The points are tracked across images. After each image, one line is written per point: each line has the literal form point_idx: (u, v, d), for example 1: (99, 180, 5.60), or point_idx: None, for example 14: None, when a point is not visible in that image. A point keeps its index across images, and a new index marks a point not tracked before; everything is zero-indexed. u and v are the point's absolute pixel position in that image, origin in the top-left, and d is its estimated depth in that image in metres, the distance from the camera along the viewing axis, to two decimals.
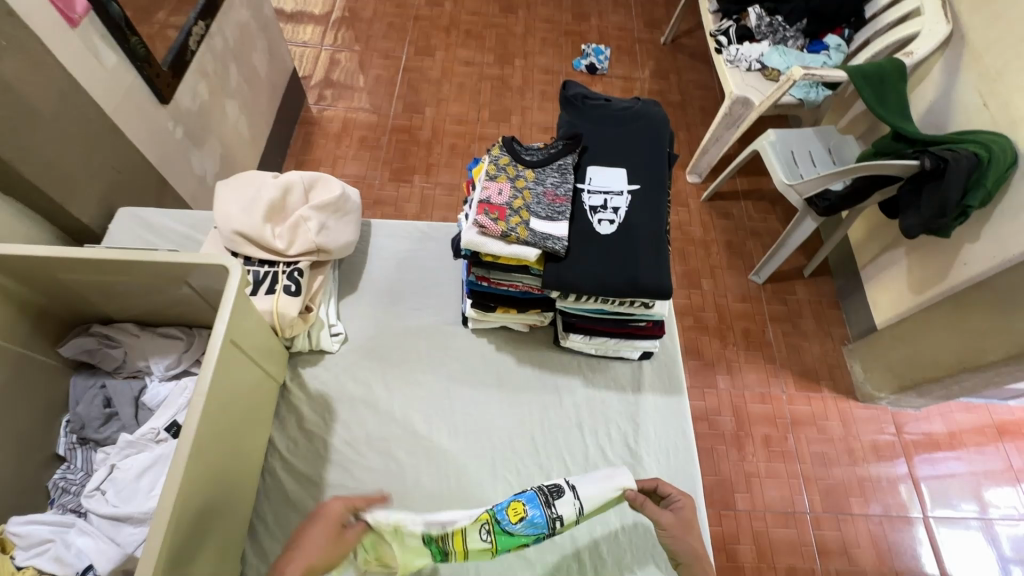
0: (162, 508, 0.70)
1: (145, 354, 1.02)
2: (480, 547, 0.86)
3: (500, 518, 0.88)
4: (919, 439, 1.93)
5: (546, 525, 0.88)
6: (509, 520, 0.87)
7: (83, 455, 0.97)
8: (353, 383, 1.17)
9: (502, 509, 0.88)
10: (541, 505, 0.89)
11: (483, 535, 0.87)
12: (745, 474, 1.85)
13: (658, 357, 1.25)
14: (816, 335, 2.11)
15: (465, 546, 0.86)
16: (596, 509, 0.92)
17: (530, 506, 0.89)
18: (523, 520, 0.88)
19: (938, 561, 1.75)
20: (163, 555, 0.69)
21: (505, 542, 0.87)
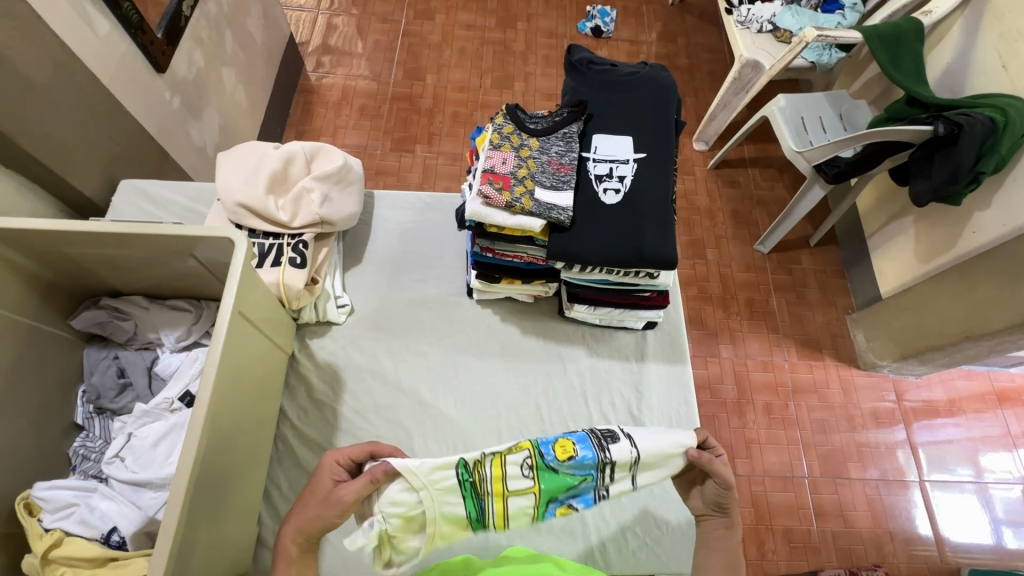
0: (181, 469, 0.73)
1: (156, 326, 1.03)
2: (522, 486, 0.82)
3: (545, 451, 0.84)
4: (919, 406, 1.96)
5: (596, 467, 0.84)
6: (554, 456, 0.84)
7: (100, 424, 0.99)
8: (360, 353, 1.18)
9: (548, 445, 0.85)
10: (592, 447, 0.85)
11: (524, 470, 0.83)
12: (746, 440, 1.89)
13: (661, 327, 1.26)
14: (821, 304, 2.12)
15: (504, 485, 0.82)
16: (651, 464, 0.86)
17: (580, 446, 0.85)
18: (571, 459, 0.84)
19: (932, 523, 1.81)
20: (184, 516, 0.72)
21: (547, 487, 0.83)
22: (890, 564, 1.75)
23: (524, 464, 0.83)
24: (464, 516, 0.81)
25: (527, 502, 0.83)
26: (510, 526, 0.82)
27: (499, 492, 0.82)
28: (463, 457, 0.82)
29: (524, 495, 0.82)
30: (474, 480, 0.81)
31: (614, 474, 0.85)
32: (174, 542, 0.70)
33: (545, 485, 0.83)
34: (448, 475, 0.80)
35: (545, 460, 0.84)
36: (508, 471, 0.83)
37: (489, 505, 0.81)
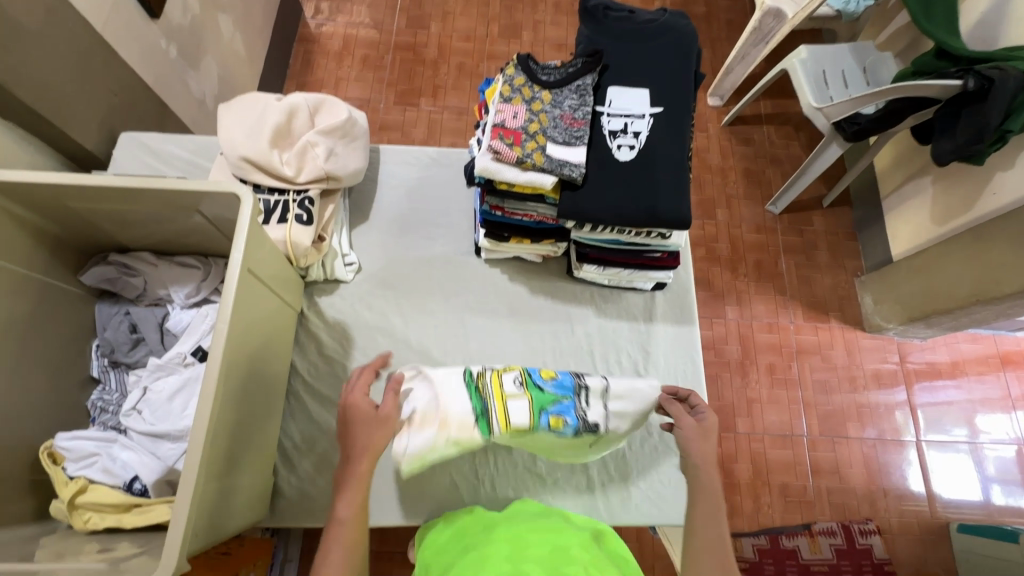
0: (198, 423, 0.74)
1: (165, 282, 1.03)
2: (515, 392, 0.95)
3: (532, 372, 0.99)
4: (921, 368, 1.97)
5: (576, 386, 0.98)
6: (540, 375, 0.99)
7: (116, 377, 1.01)
8: (369, 311, 1.19)
9: (535, 369, 1.00)
10: (571, 373, 1.01)
11: (516, 383, 0.97)
12: (748, 399, 1.92)
13: (671, 288, 1.25)
14: (830, 267, 2.09)
15: (501, 389, 0.95)
16: (625, 385, 0.99)
17: (561, 371, 1.01)
18: (554, 379, 0.99)
19: (925, 480, 1.85)
20: (202, 468, 0.74)
21: (537, 397, 0.95)
22: (882, 517, 1.81)
23: (515, 380, 0.98)
24: (468, 413, 0.93)
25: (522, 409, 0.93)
26: (511, 427, 0.92)
27: (498, 397, 0.94)
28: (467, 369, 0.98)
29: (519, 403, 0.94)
30: (476, 385, 0.96)
31: (591, 397, 0.98)
32: (195, 492, 0.72)
33: (534, 394, 0.95)
34: (454, 378, 0.96)
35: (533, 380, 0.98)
36: (503, 383, 0.96)
37: (490, 407, 0.93)
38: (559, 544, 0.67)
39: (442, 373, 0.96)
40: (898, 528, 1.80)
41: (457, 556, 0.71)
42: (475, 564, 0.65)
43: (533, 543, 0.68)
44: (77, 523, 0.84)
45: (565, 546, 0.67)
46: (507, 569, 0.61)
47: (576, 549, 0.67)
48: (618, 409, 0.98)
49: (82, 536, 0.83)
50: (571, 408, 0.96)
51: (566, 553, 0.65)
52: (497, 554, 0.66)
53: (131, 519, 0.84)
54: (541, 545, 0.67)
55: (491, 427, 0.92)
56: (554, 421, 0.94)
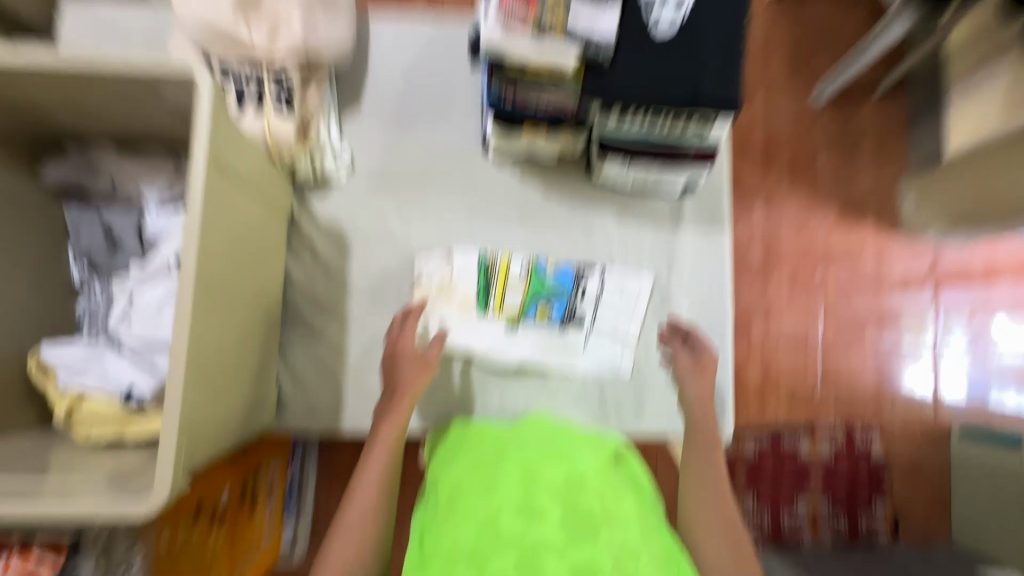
0: (175, 350, 0.66)
1: (134, 181, 0.93)
2: (518, 278, 1.07)
3: (539, 261, 1.08)
4: (951, 273, 1.87)
5: (572, 282, 1.08)
6: (545, 265, 1.08)
7: (99, 286, 0.94)
8: (366, 214, 1.08)
9: (544, 258, 1.08)
10: (574, 268, 1.09)
11: (521, 269, 1.07)
12: (765, 305, 1.85)
13: (703, 190, 1.12)
14: (873, 164, 1.89)
15: (506, 273, 1.07)
16: (618, 290, 1.09)
17: (565, 264, 1.09)
18: (555, 272, 1.08)
19: (936, 386, 1.84)
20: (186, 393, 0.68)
21: (534, 285, 1.07)
22: (885, 419, 1.83)
23: (523, 266, 1.07)
24: (474, 290, 1.06)
25: (519, 294, 1.07)
26: (505, 308, 1.07)
27: (502, 280, 1.07)
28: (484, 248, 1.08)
29: (518, 289, 1.07)
30: (488, 265, 1.07)
31: (586, 295, 1.09)
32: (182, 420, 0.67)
33: (533, 283, 1.07)
34: (470, 258, 1.07)
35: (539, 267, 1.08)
36: (510, 269, 1.07)
37: (494, 287, 1.07)
38: (574, 470, 0.68)
39: (459, 257, 1.06)
40: (900, 429, 1.82)
41: (468, 467, 0.72)
42: (489, 483, 0.67)
43: (547, 467, 0.68)
44: (78, 437, 0.83)
45: (580, 472, 0.68)
46: (523, 499, 0.63)
47: (592, 477, 0.67)
48: (607, 314, 1.09)
49: (84, 450, 0.83)
50: (562, 300, 1.08)
51: (581, 481, 0.66)
52: (511, 476, 0.67)
53: (133, 430, 0.83)
54: (556, 470, 0.68)
55: (489, 304, 1.06)
56: (540, 310, 1.08)
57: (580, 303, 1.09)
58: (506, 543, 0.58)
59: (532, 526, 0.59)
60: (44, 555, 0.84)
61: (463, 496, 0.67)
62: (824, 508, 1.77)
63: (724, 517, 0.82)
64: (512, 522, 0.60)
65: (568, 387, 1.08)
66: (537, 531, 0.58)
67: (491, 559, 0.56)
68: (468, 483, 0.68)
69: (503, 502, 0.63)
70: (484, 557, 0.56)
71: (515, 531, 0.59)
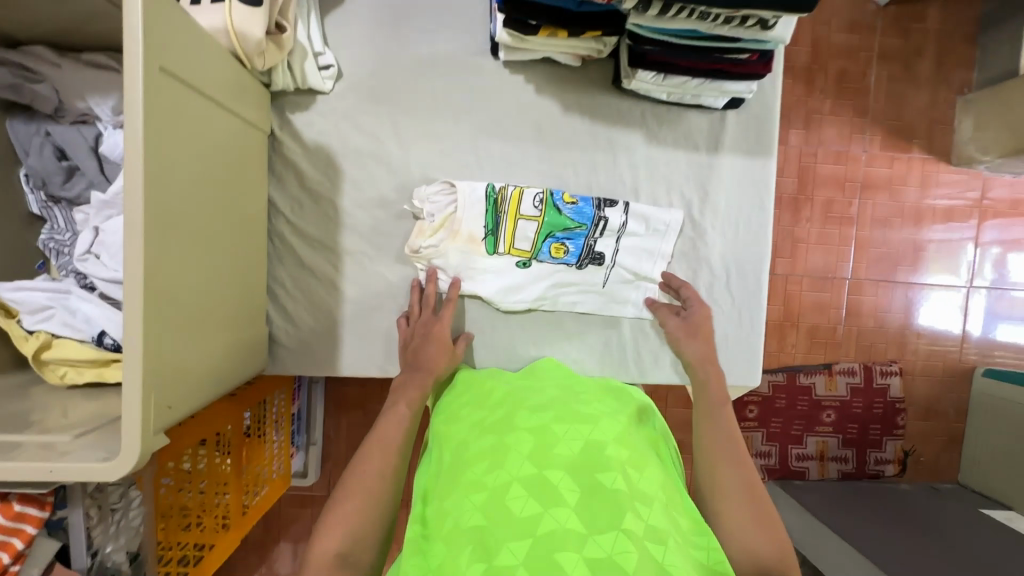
0: (129, 295, 0.57)
1: (81, 94, 0.78)
2: (531, 214, 0.94)
3: (554, 193, 0.94)
4: (1000, 205, 1.69)
5: (591, 218, 0.95)
6: (561, 198, 0.94)
7: (62, 214, 0.84)
8: (357, 133, 0.94)
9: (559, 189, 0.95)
10: (593, 202, 0.95)
11: (535, 203, 0.94)
12: (793, 239, 1.67)
13: (748, 109, 0.96)
14: (931, 80, 1.66)
15: (518, 208, 0.94)
16: (644, 228, 0.97)
17: (584, 197, 0.95)
18: (574, 206, 0.94)
19: (964, 320, 1.70)
20: (149, 344, 0.59)
21: (551, 219, 0.94)
22: (907, 359, 1.70)
23: (536, 199, 0.94)
24: (480, 227, 0.94)
25: (531, 230, 0.94)
26: (516, 246, 0.95)
27: (512, 215, 0.94)
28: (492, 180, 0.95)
29: (530, 225, 0.94)
30: (496, 198, 0.94)
31: (607, 230, 0.96)
32: (146, 373, 0.59)
33: (548, 218, 0.94)
34: (477, 190, 0.93)
35: (554, 199, 0.95)
36: (522, 203, 0.94)
37: (503, 224, 0.94)
38: (593, 440, 0.61)
39: (463, 188, 0.93)
40: (921, 370, 1.71)
41: (477, 433, 0.67)
42: (499, 456, 0.61)
43: (563, 437, 0.62)
44: (52, 378, 0.76)
45: (600, 442, 0.61)
46: (536, 476, 0.57)
47: (613, 448, 0.61)
48: (632, 251, 0.98)
49: (64, 391, 0.76)
50: (580, 237, 0.96)
51: (601, 454, 0.59)
52: (523, 448, 0.61)
53: (113, 373, 0.77)
54: (573, 442, 0.61)
55: (498, 244, 0.95)
56: (556, 248, 0.96)
57: (598, 241, 0.97)
58: (517, 527, 0.52)
59: (546, 508, 0.53)
60: (26, 506, 0.69)
61: (472, 468, 0.61)
62: (834, 445, 1.66)
63: (749, 482, 0.71)
64: (524, 503, 0.54)
65: (585, 331, 0.99)
66: (551, 515, 0.53)
67: (501, 544, 0.51)
68: (477, 453, 0.63)
69: (515, 479, 0.57)
70: (493, 542, 0.51)
71: (527, 513, 0.53)
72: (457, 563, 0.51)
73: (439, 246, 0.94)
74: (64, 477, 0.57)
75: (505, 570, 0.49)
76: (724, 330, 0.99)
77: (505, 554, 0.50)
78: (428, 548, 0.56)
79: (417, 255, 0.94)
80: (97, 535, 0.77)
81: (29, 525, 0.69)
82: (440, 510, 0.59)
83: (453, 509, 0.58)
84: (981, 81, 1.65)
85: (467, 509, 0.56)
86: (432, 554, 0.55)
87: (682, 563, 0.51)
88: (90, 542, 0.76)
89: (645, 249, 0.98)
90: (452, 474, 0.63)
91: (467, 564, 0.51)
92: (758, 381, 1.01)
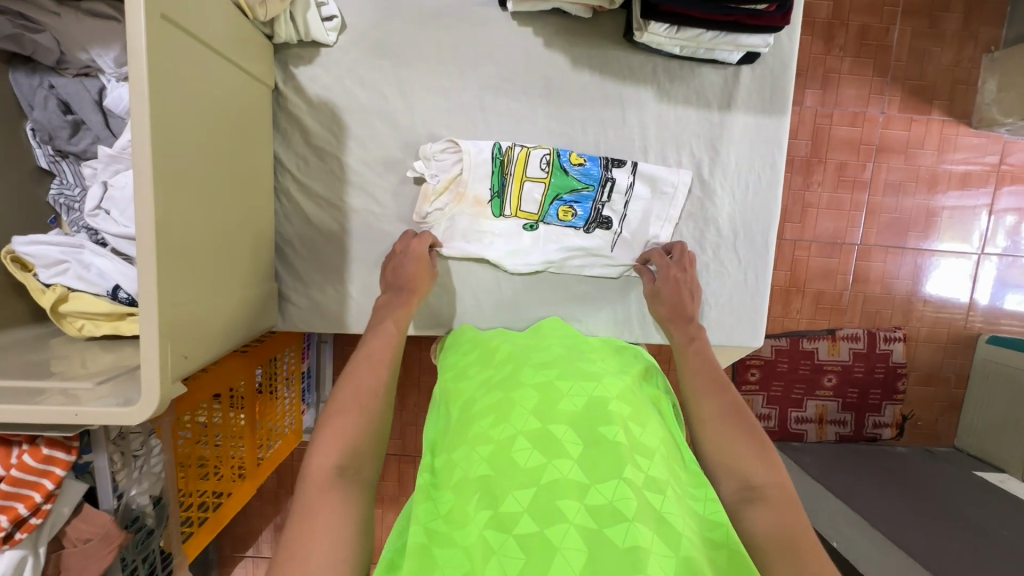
0: (140, 247, 0.58)
1: (82, 45, 0.76)
2: (537, 176, 0.93)
3: (561, 154, 0.93)
4: (1018, 169, 1.65)
5: (598, 179, 0.94)
6: (568, 159, 0.93)
7: (71, 168, 0.85)
8: (361, 88, 0.92)
9: (565, 150, 0.93)
10: (600, 163, 0.94)
11: (542, 165, 0.93)
12: (803, 204, 1.64)
13: (762, 64, 0.94)
14: (956, 37, 1.60)
15: (524, 170, 0.93)
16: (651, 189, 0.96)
17: (590, 158, 0.94)
18: (581, 167, 0.93)
19: (972, 287, 1.69)
20: (164, 299, 0.61)
21: (557, 181, 0.93)
22: (911, 326, 1.70)
23: (542, 160, 0.93)
24: (487, 189, 0.93)
25: (537, 192, 0.94)
26: (522, 207, 0.95)
27: (518, 177, 0.93)
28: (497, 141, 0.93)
29: (536, 187, 0.93)
30: (502, 160, 0.93)
31: (614, 192, 0.95)
32: (161, 325, 0.60)
33: (555, 180, 0.93)
34: (483, 152, 0.92)
35: (561, 161, 0.93)
36: (528, 164, 0.93)
37: (509, 185, 0.93)
38: (597, 397, 0.63)
39: (467, 149, 0.91)
40: (925, 336, 1.71)
41: (484, 390, 0.69)
42: (505, 411, 0.63)
43: (567, 393, 0.64)
44: (71, 329, 0.78)
45: (603, 399, 0.63)
46: (540, 429, 0.59)
47: (615, 404, 0.62)
48: (639, 213, 0.97)
49: (82, 342, 0.78)
50: (586, 199, 0.95)
51: (603, 410, 0.61)
52: (528, 404, 0.63)
53: (129, 327, 0.79)
54: (576, 399, 0.63)
55: (504, 206, 0.94)
56: (562, 210, 0.95)
57: (605, 203, 0.96)
58: (522, 477, 0.55)
59: (550, 460, 0.55)
60: (54, 450, 0.72)
61: (478, 422, 0.63)
62: (833, 408, 1.69)
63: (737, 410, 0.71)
64: (528, 454, 0.56)
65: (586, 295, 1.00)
66: (554, 466, 0.55)
67: (506, 493, 0.53)
68: (483, 409, 0.65)
69: (520, 433, 0.59)
70: (498, 491, 0.54)
71: (531, 464, 0.55)
72: (465, 510, 0.54)
73: (444, 209, 0.94)
74: (88, 421, 0.60)
75: (509, 516, 0.51)
76: (729, 293, 1.00)
77: (510, 501, 0.52)
78: (436, 495, 0.59)
79: (424, 221, 0.95)
80: (121, 478, 0.80)
81: (58, 467, 0.72)
82: (448, 461, 0.62)
83: (460, 460, 0.60)
84: (1008, 39, 1.59)
85: (473, 460, 0.59)
86: (440, 501, 0.58)
87: (681, 510, 0.53)
88: (115, 484, 0.79)
89: (651, 210, 0.97)
90: (459, 429, 0.65)
91: (474, 511, 0.53)
92: (758, 343, 1.01)
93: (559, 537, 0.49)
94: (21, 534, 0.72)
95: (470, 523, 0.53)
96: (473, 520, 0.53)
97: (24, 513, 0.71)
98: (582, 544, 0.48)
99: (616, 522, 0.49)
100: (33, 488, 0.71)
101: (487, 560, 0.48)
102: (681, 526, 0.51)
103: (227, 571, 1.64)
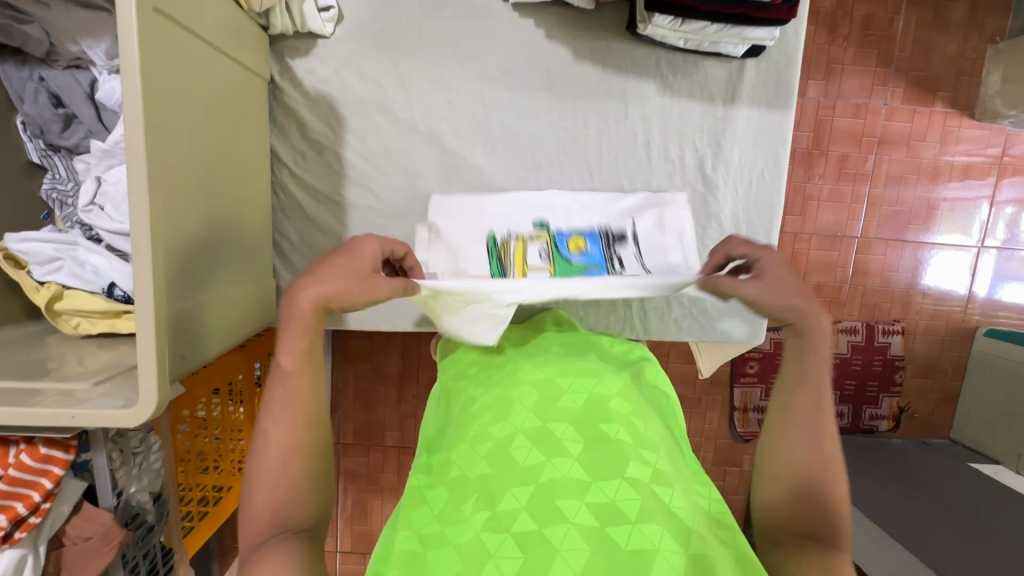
0: (137, 245, 0.57)
1: (73, 37, 0.74)
2: (538, 265, 0.90)
3: (558, 242, 0.91)
4: (1019, 162, 1.64)
5: (604, 262, 0.90)
6: (567, 249, 0.91)
7: (63, 163, 0.83)
8: (359, 81, 0.90)
9: (562, 238, 0.92)
10: (600, 243, 0.92)
11: (540, 256, 0.90)
12: (804, 196, 1.63)
13: (768, 57, 0.92)
14: (961, 27, 1.58)
15: (525, 262, 0.90)
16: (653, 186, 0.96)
17: (589, 242, 0.92)
18: (581, 251, 0.91)
19: (971, 280, 1.69)
20: (161, 299, 0.60)
21: (562, 268, 0.88)
22: (910, 319, 1.70)
23: (541, 252, 0.91)
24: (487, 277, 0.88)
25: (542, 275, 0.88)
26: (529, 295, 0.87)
27: (519, 266, 0.90)
28: (492, 232, 0.92)
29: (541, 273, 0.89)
30: (500, 253, 0.91)
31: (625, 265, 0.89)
32: (160, 325, 0.60)
33: (559, 269, 0.88)
34: (478, 244, 0.91)
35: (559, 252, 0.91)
36: (527, 255, 0.91)
37: (510, 273, 0.89)
38: (597, 394, 0.63)
39: (461, 236, 0.91)
40: (923, 329, 1.71)
41: (482, 388, 0.68)
42: (504, 408, 0.62)
43: (567, 391, 0.63)
44: (66, 327, 0.78)
45: (603, 397, 0.62)
46: (539, 427, 0.58)
47: (616, 401, 0.62)
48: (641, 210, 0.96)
49: (78, 340, 0.78)
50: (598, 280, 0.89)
51: (603, 407, 0.61)
52: (528, 401, 0.62)
53: (126, 324, 0.78)
54: (576, 396, 0.62)
55: None
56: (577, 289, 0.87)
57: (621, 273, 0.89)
58: (520, 475, 0.54)
59: (549, 457, 0.55)
60: (52, 449, 0.72)
61: (477, 420, 0.63)
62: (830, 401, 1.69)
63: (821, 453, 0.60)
64: (527, 452, 0.56)
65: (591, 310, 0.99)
66: (554, 463, 0.54)
67: (505, 491, 0.53)
68: (481, 406, 0.64)
69: (518, 431, 0.59)
70: (497, 489, 0.54)
71: (530, 461, 0.55)
72: (463, 510, 0.54)
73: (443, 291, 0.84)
74: (86, 422, 0.59)
75: (508, 514, 0.51)
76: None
77: (508, 500, 0.52)
78: (431, 495, 0.59)
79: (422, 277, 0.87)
80: (120, 476, 0.80)
81: (56, 466, 0.72)
82: (446, 459, 0.61)
83: (458, 459, 0.60)
84: (1013, 29, 1.57)
85: (471, 459, 0.58)
86: (436, 500, 0.57)
87: (687, 506, 0.53)
88: (114, 482, 0.79)
89: (661, 210, 0.93)
90: (458, 427, 0.64)
91: (471, 511, 0.53)
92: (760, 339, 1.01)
93: (558, 536, 0.48)
94: (21, 532, 0.71)
95: (468, 523, 0.53)
96: (471, 519, 0.52)
97: (23, 511, 0.71)
98: (583, 544, 0.48)
99: (618, 522, 0.49)
100: (31, 488, 0.71)
101: (484, 561, 0.48)
102: (687, 524, 0.51)
103: (227, 562, 1.65)
